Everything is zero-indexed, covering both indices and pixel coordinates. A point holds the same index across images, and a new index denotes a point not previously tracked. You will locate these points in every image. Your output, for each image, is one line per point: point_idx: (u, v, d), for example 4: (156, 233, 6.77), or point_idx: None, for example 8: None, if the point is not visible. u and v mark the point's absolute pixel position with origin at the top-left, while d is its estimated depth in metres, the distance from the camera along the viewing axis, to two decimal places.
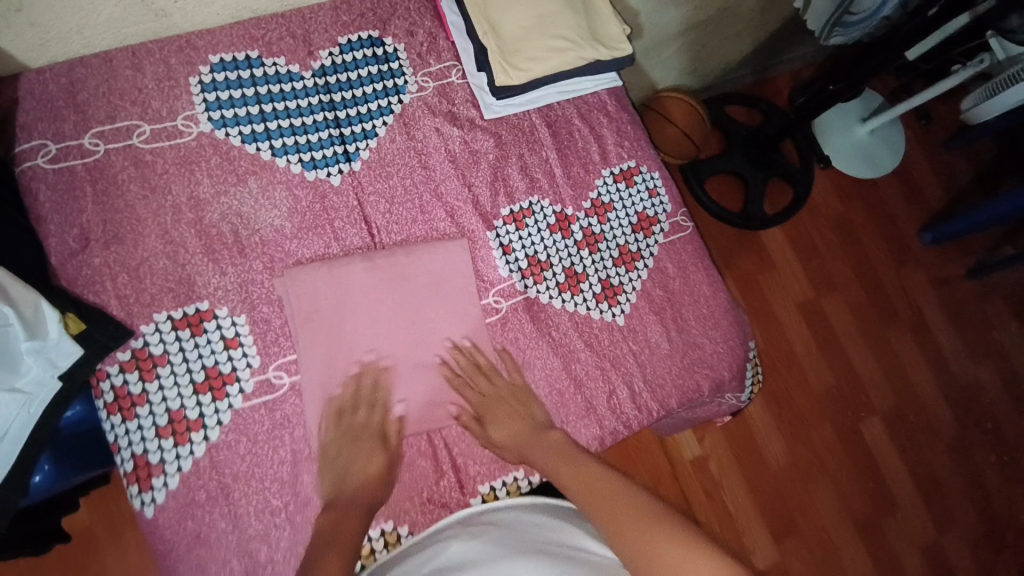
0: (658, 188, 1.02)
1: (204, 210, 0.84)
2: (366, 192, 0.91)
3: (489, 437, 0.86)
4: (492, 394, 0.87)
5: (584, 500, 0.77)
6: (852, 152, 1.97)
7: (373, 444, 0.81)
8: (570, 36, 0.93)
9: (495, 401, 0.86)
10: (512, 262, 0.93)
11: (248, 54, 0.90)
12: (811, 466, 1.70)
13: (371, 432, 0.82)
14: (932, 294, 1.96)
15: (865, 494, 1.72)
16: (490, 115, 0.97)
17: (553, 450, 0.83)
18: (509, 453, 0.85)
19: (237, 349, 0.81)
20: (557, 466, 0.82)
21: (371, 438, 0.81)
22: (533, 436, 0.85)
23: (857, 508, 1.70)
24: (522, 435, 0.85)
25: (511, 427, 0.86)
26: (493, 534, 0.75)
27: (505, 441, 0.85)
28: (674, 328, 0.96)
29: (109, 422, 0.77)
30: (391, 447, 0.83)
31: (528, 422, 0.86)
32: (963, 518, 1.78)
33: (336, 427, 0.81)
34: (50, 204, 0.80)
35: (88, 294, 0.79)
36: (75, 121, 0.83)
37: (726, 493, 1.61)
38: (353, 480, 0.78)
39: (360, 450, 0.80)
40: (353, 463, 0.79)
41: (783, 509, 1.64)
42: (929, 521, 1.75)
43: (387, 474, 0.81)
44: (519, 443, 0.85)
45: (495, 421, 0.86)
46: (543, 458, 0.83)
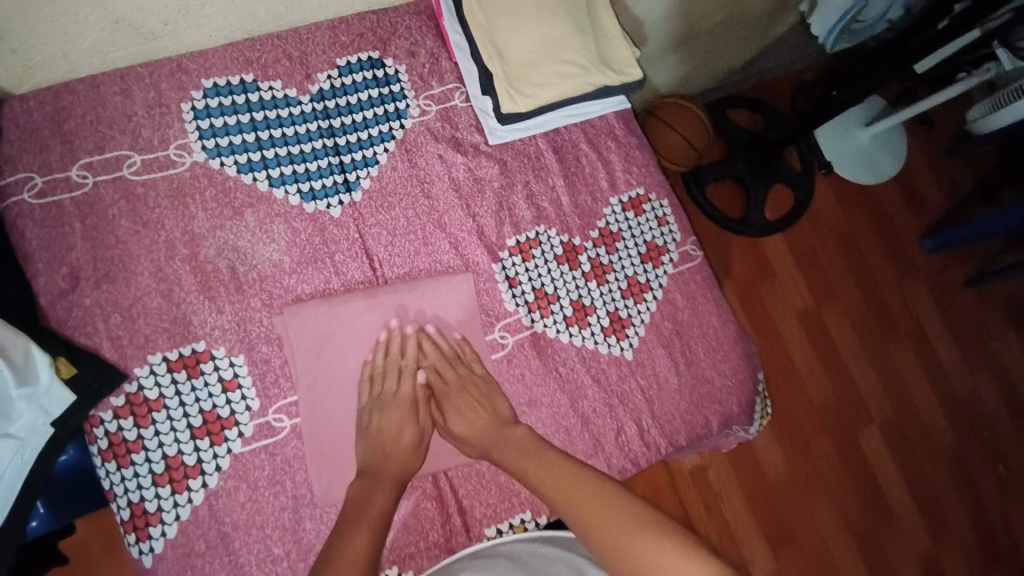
0: (667, 217, 1.00)
1: (199, 245, 0.81)
2: (368, 224, 0.88)
3: (454, 437, 0.83)
4: (453, 384, 0.83)
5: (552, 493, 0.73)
6: (855, 158, 1.93)
7: (402, 413, 0.80)
8: (579, 61, 0.90)
9: (455, 392, 0.83)
10: (518, 294, 0.91)
11: (242, 78, 0.86)
12: (809, 476, 1.69)
13: (404, 402, 0.81)
14: (931, 303, 1.96)
15: (860, 500, 1.72)
16: (495, 140, 0.93)
17: (512, 446, 0.79)
18: (471, 448, 0.82)
19: (236, 391, 0.79)
20: (521, 462, 0.77)
21: (404, 406, 0.81)
22: (494, 436, 0.81)
23: (853, 516, 1.70)
24: (482, 429, 0.81)
25: (466, 424, 0.82)
26: (506, 567, 0.72)
27: (467, 437, 0.82)
28: (683, 361, 0.94)
29: (104, 469, 0.74)
30: (422, 419, 0.82)
31: (485, 412, 0.82)
32: (957, 528, 1.78)
33: (368, 397, 0.81)
34: (37, 241, 0.76)
35: (79, 337, 0.76)
36: (61, 152, 0.79)
37: (724, 505, 1.60)
38: (388, 450, 0.78)
39: (394, 418, 0.80)
40: (387, 432, 0.79)
41: (781, 521, 1.64)
42: (924, 530, 1.75)
43: (417, 445, 0.80)
44: (479, 440, 0.81)
45: (454, 415, 0.82)
46: (509, 454, 0.79)
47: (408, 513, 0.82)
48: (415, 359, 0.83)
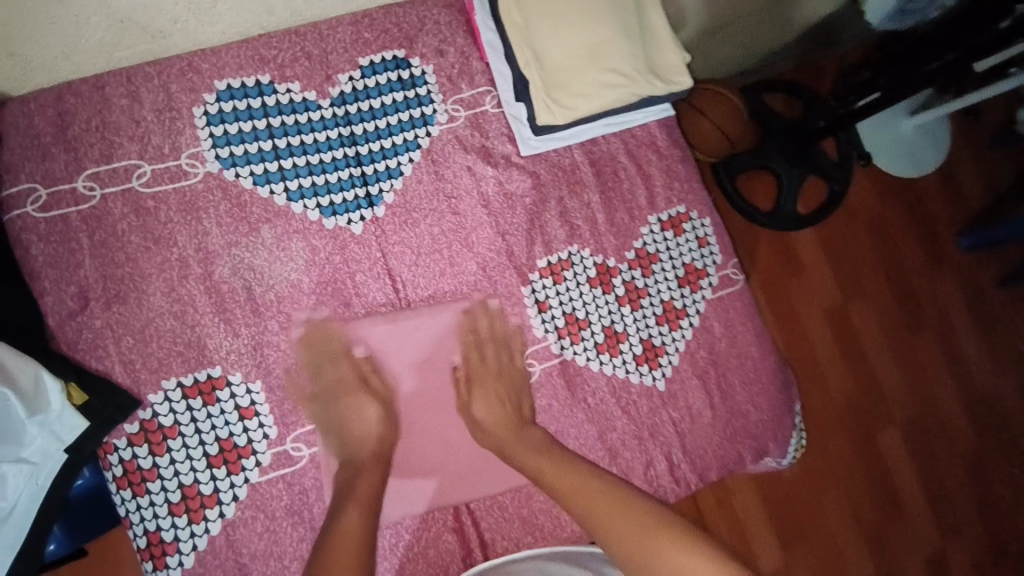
0: (708, 237, 0.93)
1: (213, 264, 0.76)
2: (391, 242, 0.82)
3: (471, 425, 0.79)
4: (491, 368, 0.81)
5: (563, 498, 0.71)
6: (897, 151, 1.80)
7: (359, 397, 0.75)
8: (624, 70, 0.82)
9: (492, 377, 0.80)
10: (548, 320, 0.86)
11: (258, 79, 0.80)
12: (822, 472, 1.64)
13: (353, 385, 0.76)
14: (965, 307, 1.85)
15: (875, 502, 1.67)
16: (527, 151, 0.87)
17: (531, 443, 0.77)
18: (484, 437, 0.78)
19: (253, 419, 0.75)
20: (535, 459, 0.75)
21: (353, 386, 0.76)
22: (512, 434, 0.78)
23: (868, 517, 1.66)
24: (509, 419, 0.78)
25: (489, 408, 0.79)
26: None
27: (486, 423, 0.78)
28: (718, 394, 0.90)
29: (118, 497, 0.72)
30: (380, 393, 0.77)
31: (517, 398, 0.80)
32: (970, 529, 1.73)
33: (319, 387, 0.76)
34: (44, 258, 0.72)
35: (90, 360, 0.72)
36: (65, 161, 0.74)
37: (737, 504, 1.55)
38: (358, 432, 0.74)
39: (348, 402, 0.75)
40: (351, 415, 0.74)
41: (791, 518, 1.59)
42: (937, 532, 1.70)
43: (385, 421, 0.76)
44: (503, 429, 0.78)
45: (481, 399, 0.79)
46: (523, 455, 0.76)
47: (428, 545, 0.79)
48: (461, 334, 0.82)
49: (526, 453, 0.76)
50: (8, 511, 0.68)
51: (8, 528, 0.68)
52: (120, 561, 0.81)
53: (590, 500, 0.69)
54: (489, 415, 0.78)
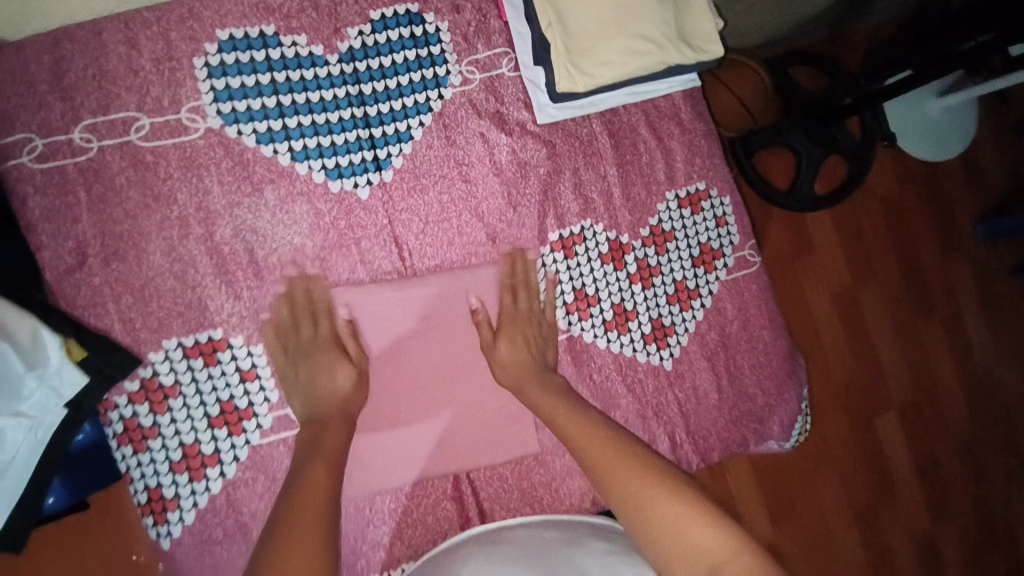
0: (727, 216, 0.90)
1: (214, 224, 0.74)
2: (398, 208, 0.79)
3: (494, 365, 0.78)
4: (519, 313, 0.80)
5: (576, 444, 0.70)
6: (920, 132, 1.73)
7: (328, 355, 0.72)
8: (653, 36, 0.78)
9: (513, 322, 0.79)
10: (556, 294, 0.84)
11: (263, 30, 0.76)
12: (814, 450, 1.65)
13: (331, 348, 0.73)
14: (973, 294, 1.82)
15: (868, 482, 1.68)
16: (544, 119, 0.83)
17: (547, 392, 0.76)
18: (506, 377, 0.78)
19: (254, 382, 0.75)
20: (552, 406, 0.74)
21: (332, 349, 0.73)
22: (532, 377, 0.77)
23: (859, 495, 1.67)
24: (527, 360, 0.78)
25: (512, 348, 0.78)
26: (506, 552, 0.70)
27: (507, 364, 0.78)
28: (726, 377, 0.89)
29: (120, 453, 0.72)
30: (355, 357, 0.74)
31: (533, 343, 0.79)
32: (960, 512, 1.75)
33: (283, 347, 0.74)
34: (41, 211, 0.70)
35: (89, 318, 0.71)
36: (61, 110, 0.70)
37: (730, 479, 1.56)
38: (328, 396, 0.71)
39: (324, 363, 0.72)
40: (326, 379, 0.71)
41: (784, 494, 1.60)
42: (926, 514, 1.72)
43: (358, 381, 0.73)
44: (521, 372, 0.77)
45: (504, 342, 0.78)
46: (541, 399, 0.75)
47: (427, 512, 0.80)
48: (499, 280, 0.81)
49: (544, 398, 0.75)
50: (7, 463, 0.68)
51: (6, 480, 0.68)
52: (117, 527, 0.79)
53: (600, 454, 0.67)
54: (502, 356, 0.78)
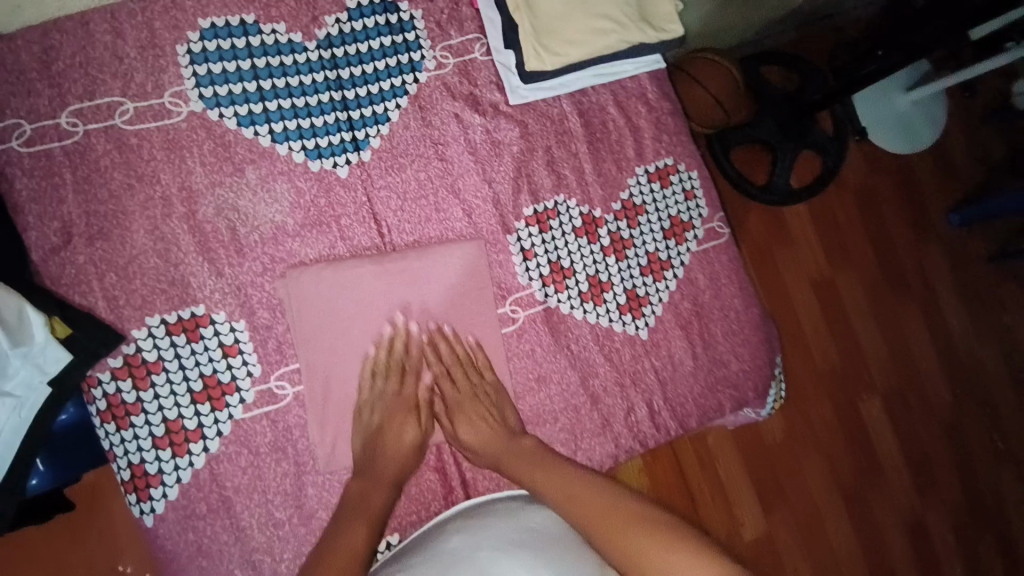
0: (695, 190, 0.94)
1: (197, 203, 0.76)
2: (376, 185, 0.82)
3: (462, 445, 0.80)
4: (462, 392, 0.81)
5: (557, 500, 0.72)
6: (888, 124, 1.79)
7: (405, 416, 0.78)
8: (615, 16, 0.83)
9: (462, 404, 0.80)
10: (532, 268, 0.87)
11: (243, 18, 0.79)
12: (803, 440, 1.66)
13: (415, 408, 0.79)
14: (949, 280, 1.86)
15: (856, 467, 1.70)
16: (516, 100, 0.87)
17: (523, 458, 0.78)
18: (478, 457, 0.80)
19: (237, 356, 0.76)
20: (528, 472, 0.76)
21: (416, 410, 0.79)
22: (500, 453, 0.79)
23: (847, 480, 1.68)
24: (488, 437, 0.79)
25: (472, 428, 0.80)
26: (492, 526, 0.72)
27: (475, 443, 0.79)
28: (701, 344, 0.92)
29: (103, 430, 0.72)
30: (425, 424, 0.80)
31: (490, 418, 0.80)
32: (950, 497, 1.77)
33: (369, 394, 0.78)
34: (27, 192, 0.72)
35: (75, 296, 0.72)
36: (50, 96, 0.73)
37: (720, 467, 1.57)
38: (396, 458, 0.77)
39: (404, 428, 0.78)
40: (398, 438, 0.77)
41: (774, 481, 1.61)
42: (917, 499, 1.74)
43: (419, 447, 0.79)
44: (487, 451, 0.79)
45: (464, 426, 0.80)
46: (518, 467, 0.77)
47: (411, 483, 0.81)
48: (432, 361, 0.81)
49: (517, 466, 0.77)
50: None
51: None
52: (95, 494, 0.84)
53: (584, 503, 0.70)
54: (469, 441, 0.80)
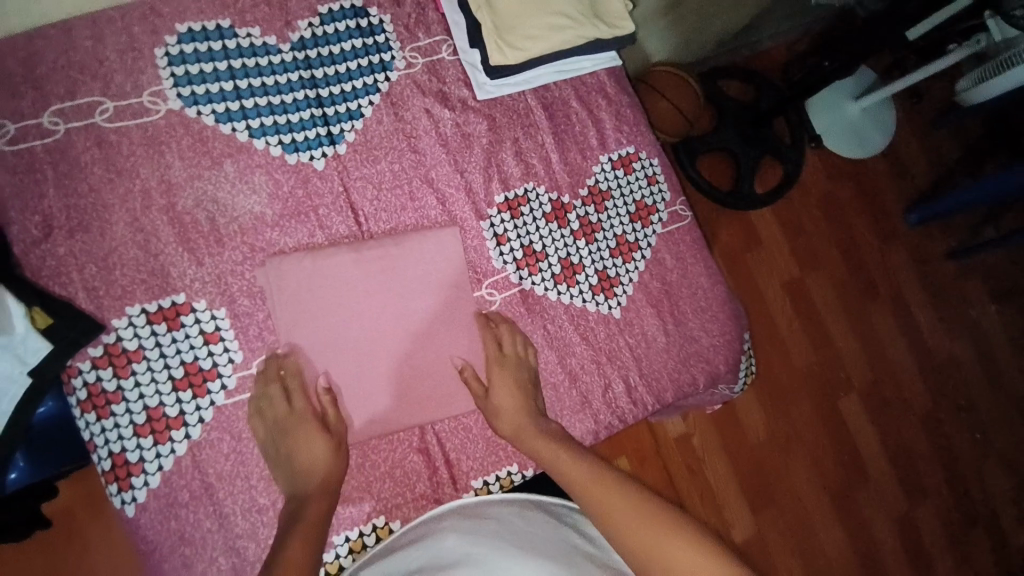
0: (657, 176, 1.01)
1: (177, 195, 0.78)
2: (352, 176, 0.86)
3: (489, 415, 0.83)
4: (500, 364, 0.84)
5: (576, 488, 0.77)
6: (842, 132, 1.84)
7: (305, 431, 0.75)
8: (568, 12, 0.90)
9: (502, 372, 0.83)
10: (506, 252, 0.90)
11: (219, 23, 0.83)
12: (788, 439, 1.68)
13: (306, 421, 0.75)
14: (915, 277, 1.92)
15: (839, 462, 1.72)
16: (483, 95, 0.92)
17: (546, 439, 0.81)
18: (502, 426, 0.82)
19: (218, 343, 0.77)
20: (548, 451, 0.80)
21: (311, 424, 0.75)
22: (528, 426, 0.82)
23: (831, 474, 1.71)
24: (521, 407, 0.83)
25: (506, 395, 0.83)
26: (491, 529, 0.74)
27: (504, 412, 0.82)
28: (671, 321, 0.96)
29: (83, 421, 0.72)
30: (331, 428, 0.77)
31: (524, 393, 0.83)
32: (935, 490, 1.80)
33: (265, 429, 0.76)
34: (9, 188, 0.73)
35: (54, 287, 0.73)
36: (32, 97, 0.75)
37: (707, 467, 1.57)
38: (315, 477, 0.73)
39: (308, 444, 0.74)
40: (307, 457, 0.74)
41: (762, 480, 1.63)
42: (902, 493, 1.76)
43: (335, 455, 0.75)
44: (517, 420, 0.82)
45: (499, 394, 0.83)
46: (540, 445, 0.81)
47: (395, 465, 0.82)
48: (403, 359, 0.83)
49: (537, 442, 0.81)
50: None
51: None
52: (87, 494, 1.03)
53: (596, 491, 0.76)
54: (497, 408, 0.82)
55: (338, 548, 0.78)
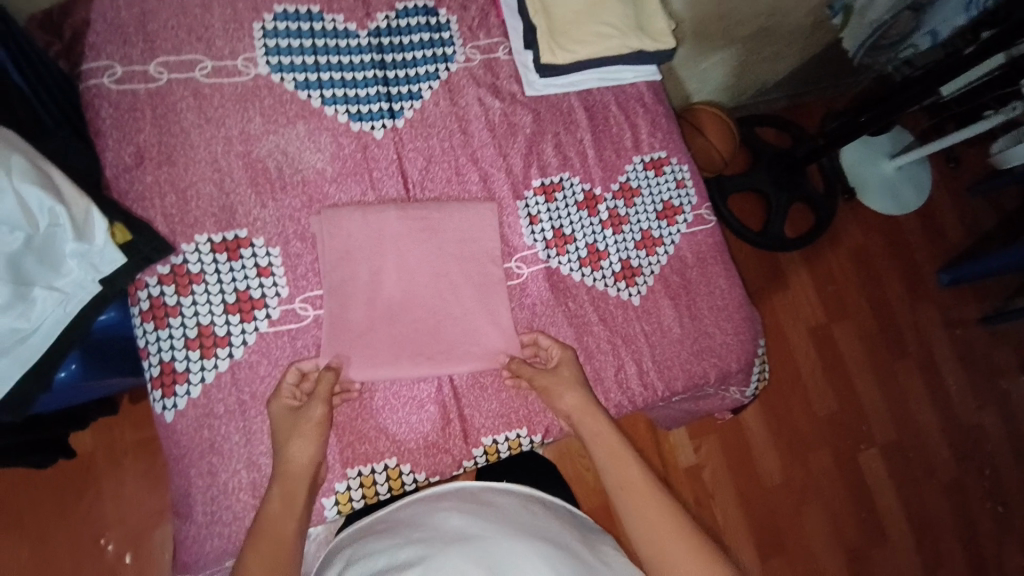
0: (685, 180, 1.08)
1: (253, 144, 0.88)
2: (406, 148, 0.95)
3: (546, 389, 0.86)
4: (563, 349, 0.91)
5: (614, 475, 0.81)
6: (876, 184, 1.88)
7: (287, 419, 0.78)
8: (616, 25, 1.01)
9: (564, 355, 0.90)
10: (537, 231, 0.97)
11: (310, 8, 0.95)
12: (804, 489, 1.63)
13: (279, 399, 0.79)
14: (945, 339, 1.88)
15: (859, 524, 1.65)
16: (532, 92, 1.02)
17: (600, 430, 0.84)
18: (558, 403, 0.86)
19: (269, 277, 0.85)
20: (597, 430, 0.84)
21: (284, 402, 0.79)
22: (589, 405, 0.86)
23: (849, 537, 1.63)
24: (578, 380, 0.88)
25: (568, 370, 0.89)
26: (490, 513, 0.75)
27: (563, 390, 0.86)
28: (688, 314, 1.01)
29: (142, 328, 0.80)
30: (304, 412, 0.77)
31: (581, 373, 0.89)
32: (953, 565, 1.69)
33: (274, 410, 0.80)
34: (111, 120, 0.85)
35: (137, 208, 0.83)
36: (143, 49, 0.87)
37: (715, 503, 1.55)
38: (280, 453, 0.75)
39: (278, 421, 0.78)
40: (277, 433, 0.77)
41: (772, 529, 1.57)
42: (919, 562, 1.67)
43: (305, 439, 0.76)
44: (582, 393, 0.86)
45: (564, 366, 0.89)
46: (597, 424, 0.85)
47: (412, 412, 0.87)
48: (440, 313, 0.90)
49: (595, 425, 0.84)
50: (30, 332, 0.73)
51: (27, 346, 0.73)
52: (114, 433, 1.19)
53: (629, 483, 0.80)
54: (562, 378, 0.87)
55: (350, 481, 0.82)
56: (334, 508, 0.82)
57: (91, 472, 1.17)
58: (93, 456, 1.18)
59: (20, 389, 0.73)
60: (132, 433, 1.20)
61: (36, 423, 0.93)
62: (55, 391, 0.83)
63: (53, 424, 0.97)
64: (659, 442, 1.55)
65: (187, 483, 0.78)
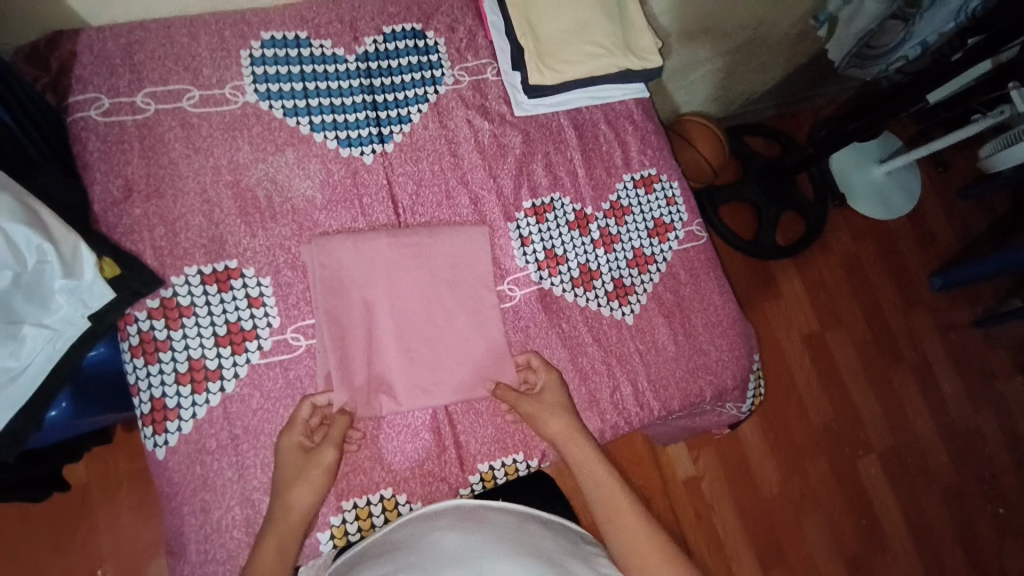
0: (676, 197, 1.08)
1: (242, 173, 0.88)
2: (396, 172, 0.95)
3: (529, 415, 0.86)
4: (549, 372, 0.90)
5: (601, 504, 0.81)
6: (866, 191, 1.88)
7: (296, 458, 0.77)
8: (602, 44, 1.02)
9: (550, 378, 0.89)
10: (529, 253, 0.97)
11: (297, 34, 0.95)
12: (803, 499, 1.62)
13: (290, 437, 0.78)
14: (939, 344, 1.88)
15: (859, 533, 1.65)
16: (520, 112, 1.02)
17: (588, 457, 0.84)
18: (547, 433, 0.85)
19: (260, 308, 0.84)
20: (585, 457, 0.84)
21: (296, 439, 0.78)
22: (577, 431, 0.85)
23: (849, 546, 1.63)
24: (563, 403, 0.87)
25: (554, 395, 0.88)
26: (488, 532, 0.73)
27: (545, 415, 0.86)
28: (682, 331, 1.00)
29: (131, 364, 0.79)
30: (314, 455, 0.77)
31: (566, 397, 0.88)
32: (954, 569, 1.70)
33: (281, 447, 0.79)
34: (98, 153, 0.84)
35: (125, 242, 0.82)
36: (130, 80, 0.87)
37: (715, 516, 1.54)
38: (282, 495, 0.75)
39: (287, 459, 0.77)
40: (283, 471, 0.76)
41: (773, 540, 1.57)
42: (920, 569, 1.67)
43: (314, 480, 0.76)
44: (568, 416, 0.86)
45: (548, 392, 0.88)
46: (585, 451, 0.84)
47: (407, 440, 0.87)
48: (432, 340, 0.89)
49: (579, 451, 0.84)
50: (19, 371, 0.72)
51: (14, 387, 0.72)
52: (108, 465, 1.18)
53: (618, 512, 0.80)
54: (546, 404, 0.87)
55: (345, 514, 0.82)
56: (329, 542, 0.81)
57: (85, 504, 1.16)
58: (87, 487, 1.16)
59: (9, 429, 0.72)
60: (127, 466, 1.18)
61: (29, 459, 0.93)
62: (47, 429, 0.83)
63: (45, 459, 0.96)
64: (657, 456, 1.54)
65: (181, 522, 0.78)
